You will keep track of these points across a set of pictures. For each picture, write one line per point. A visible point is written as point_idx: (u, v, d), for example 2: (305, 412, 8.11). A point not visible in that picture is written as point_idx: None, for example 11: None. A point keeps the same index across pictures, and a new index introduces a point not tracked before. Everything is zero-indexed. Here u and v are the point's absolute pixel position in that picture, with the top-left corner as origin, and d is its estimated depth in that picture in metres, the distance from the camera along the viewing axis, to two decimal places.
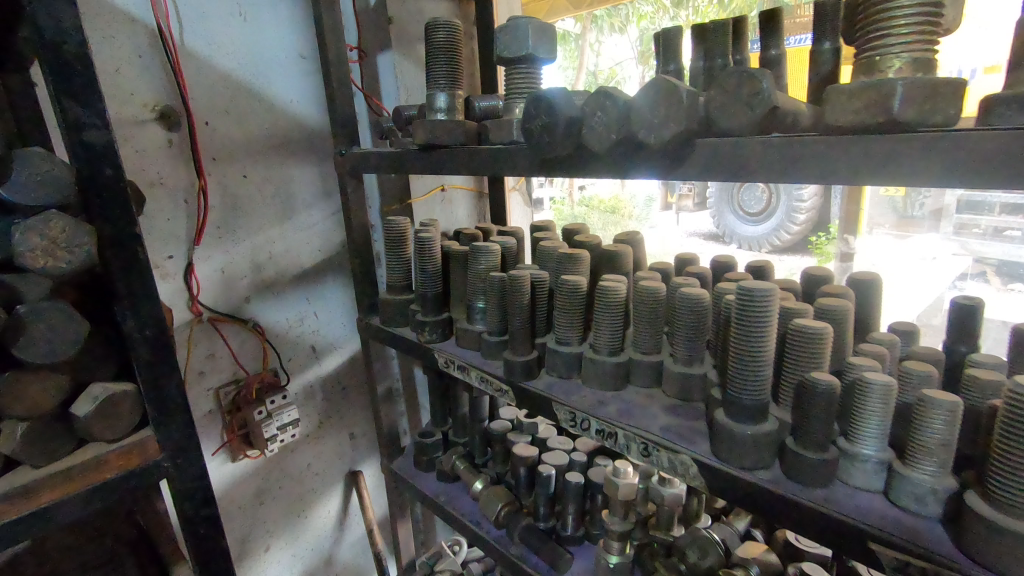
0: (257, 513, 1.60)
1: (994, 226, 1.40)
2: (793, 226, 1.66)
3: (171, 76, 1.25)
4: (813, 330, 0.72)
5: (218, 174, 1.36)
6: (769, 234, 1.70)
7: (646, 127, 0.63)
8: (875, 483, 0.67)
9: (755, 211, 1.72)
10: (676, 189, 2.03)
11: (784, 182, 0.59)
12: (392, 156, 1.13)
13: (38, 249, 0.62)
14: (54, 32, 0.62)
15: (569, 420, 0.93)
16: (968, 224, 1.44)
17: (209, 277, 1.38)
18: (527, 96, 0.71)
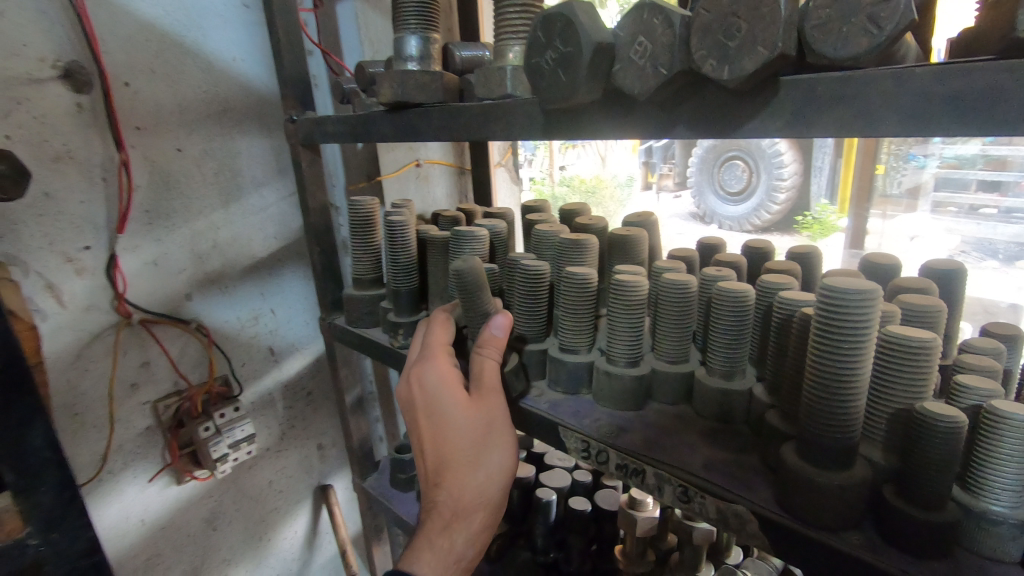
0: (210, 540, 1.39)
1: (969, 204, 1.47)
2: (773, 207, 1.69)
3: (76, 24, 1.00)
4: (918, 342, 0.54)
5: (144, 146, 1.12)
6: (750, 214, 1.73)
7: (716, 56, 0.42)
8: (1013, 554, 0.49)
9: (736, 191, 1.73)
10: (656, 169, 1.99)
11: (932, 136, 0.39)
12: (354, 121, 0.91)
13: None
14: None
15: (581, 450, 0.74)
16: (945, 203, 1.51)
17: (137, 271, 1.14)
18: (538, 18, 0.52)
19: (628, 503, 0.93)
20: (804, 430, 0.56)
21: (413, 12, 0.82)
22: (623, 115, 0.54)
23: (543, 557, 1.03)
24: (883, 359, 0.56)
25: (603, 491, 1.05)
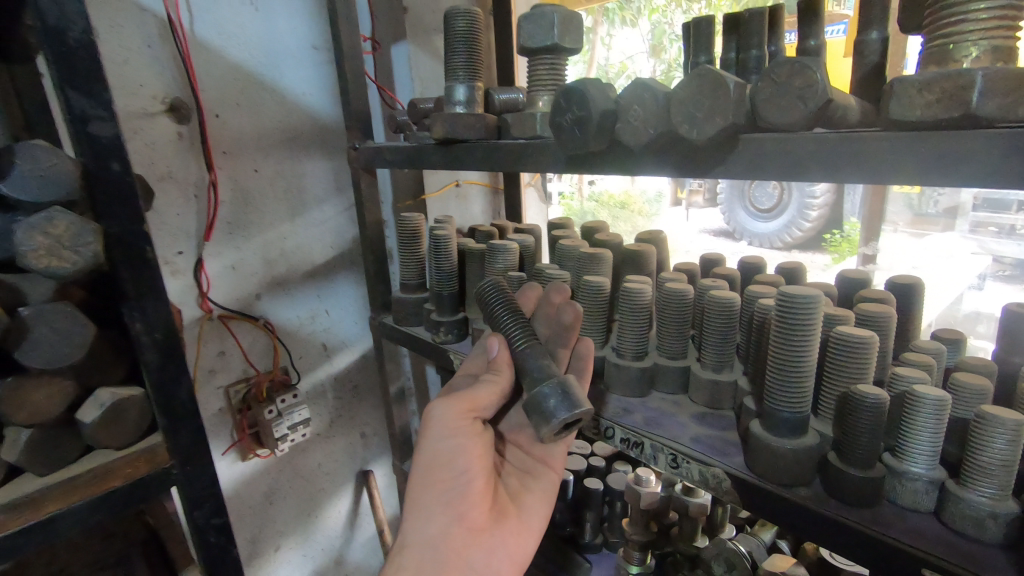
0: (268, 513, 1.57)
1: None
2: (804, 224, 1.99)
3: (181, 67, 1.20)
4: (859, 337, 0.69)
5: (229, 168, 1.31)
6: (781, 230, 2.04)
7: (688, 122, 0.58)
8: (925, 503, 0.63)
9: (765, 208, 2.06)
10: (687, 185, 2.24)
11: (845, 182, 0.53)
12: (408, 151, 1.09)
13: (41, 249, 0.57)
14: (57, 19, 0.58)
15: (592, 427, 0.90)
16: (1013, 221, 1.51)
17: (219, 273, 1.34)
18: (558, 88, 0.69)
19: (634, 481, 1.09)
20: (766, 406, 0.71)
21: (461, 65, 1.00)
22: (627, 157, 0.70)
23: (562, 530, 1.19)
24: (832, 350, 0.72)
25: (615, 473, 1.20)
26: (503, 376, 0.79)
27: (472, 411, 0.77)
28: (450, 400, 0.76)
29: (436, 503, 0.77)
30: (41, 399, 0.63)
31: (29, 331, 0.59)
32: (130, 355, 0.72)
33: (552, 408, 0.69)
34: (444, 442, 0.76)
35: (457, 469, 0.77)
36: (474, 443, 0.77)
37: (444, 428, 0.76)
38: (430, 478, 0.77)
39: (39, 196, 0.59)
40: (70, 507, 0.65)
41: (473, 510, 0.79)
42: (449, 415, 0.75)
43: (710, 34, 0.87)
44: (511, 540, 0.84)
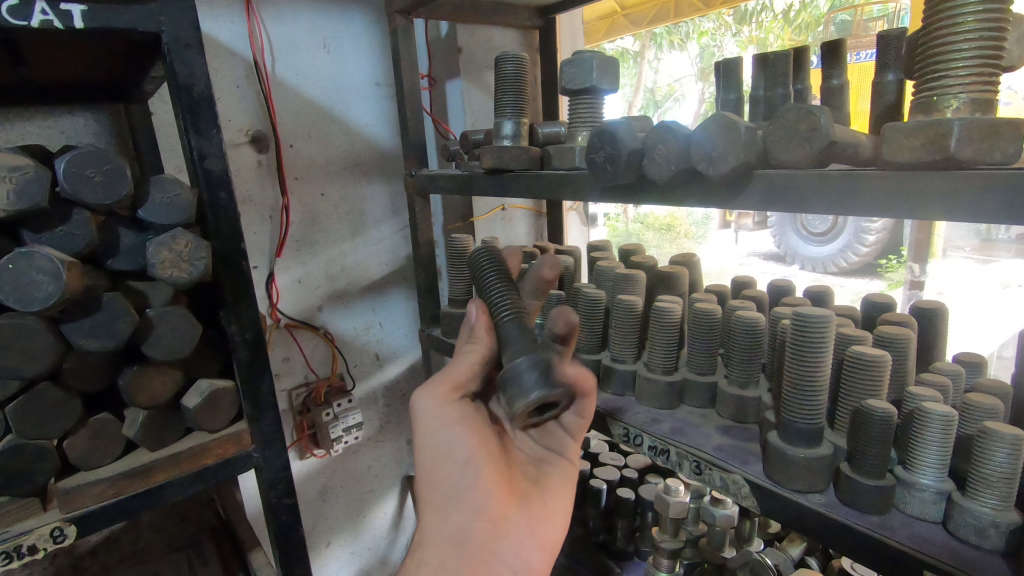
0: (321, 509, 1.69)
1: None
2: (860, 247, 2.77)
3: (263, 103, 1.36)
4: (871, 357, 0.75)
5: (300, 192, 1.46)
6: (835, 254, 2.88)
7: (707, 160, 0.67)
8: (932, 514, 0.67)
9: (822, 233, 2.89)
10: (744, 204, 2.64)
11: (845, 213, 0.60)
12: (461, 178, 1.20)
13: (166, 261, 0.71)
14: (187, 78, 0.72)
15: (623, 435, 0.96)
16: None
17: (288, 286, 1.48)
18: (593, 128, 0.79)
19: (663, 490, 1.13)
20: (783, 417, 0.77)
21: (510, 103, 1.12)
22: (655, 189, 0.78)
23: (595, 536, 1.25)
24: (847, 368, 0.78)
25: (646, 485, 1.25)
26: (482, 341, 0.79)
27: (454, 393, 0.78)
28: (433, 386, 0.78)
29: (447, 499, 0.80)
30: (155, 385, 0.76)
31: (153, 328, 0.72)
32: (223, 353, 0.85)
33: (527, 385, 0.68)
34: (437, 435, 0.78)
35: (457, 461, 0.78)
36: (463, 431, 0.78)
37: (431, 423, 0.78)
38: (434, 476, 0.79)
39: (165, 219, 0.72)
40: (173, 478, 0.77)
41: (490, 504, 0.80)
42: (429, 408, 0.77)
43: (738, 74, 0.95)
44: (537, 527, 0.85)
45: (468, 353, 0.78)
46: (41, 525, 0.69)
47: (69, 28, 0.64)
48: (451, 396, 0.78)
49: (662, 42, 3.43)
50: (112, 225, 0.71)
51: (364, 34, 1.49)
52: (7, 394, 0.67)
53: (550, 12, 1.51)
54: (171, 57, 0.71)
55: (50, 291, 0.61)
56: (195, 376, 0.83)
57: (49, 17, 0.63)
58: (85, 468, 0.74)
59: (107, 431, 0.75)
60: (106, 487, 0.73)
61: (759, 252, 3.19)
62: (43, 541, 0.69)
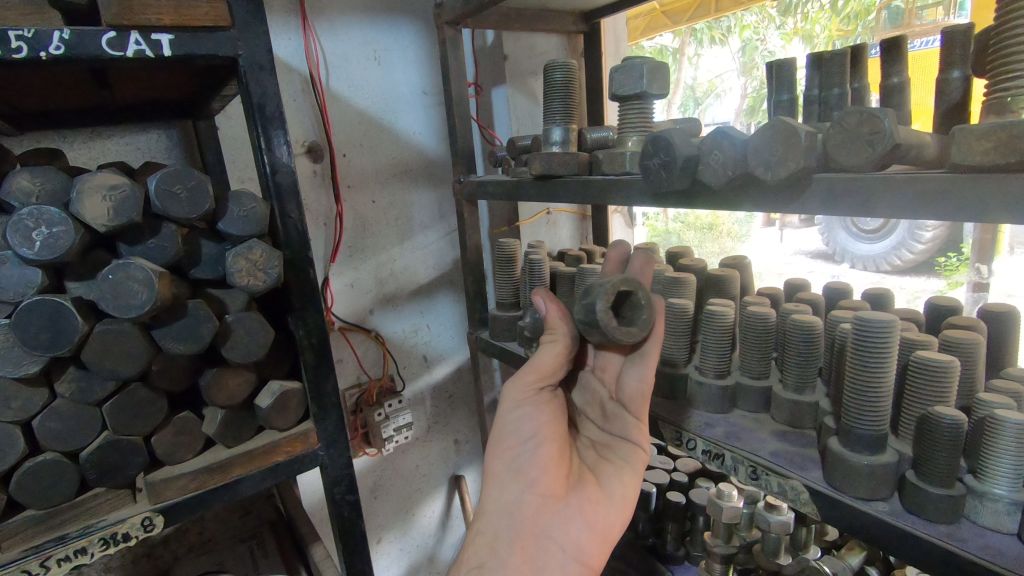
0: (372, 507, 1.73)
1: None
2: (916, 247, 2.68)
3: (319, 115, 1.41)
4: (938, 362, 0.73)
5: (352, 200, 1.51)
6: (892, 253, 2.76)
7: (765, 165, 0.67)
8: (1008, 525, 0.65)
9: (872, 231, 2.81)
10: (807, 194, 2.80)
11: (915, 218, 0.59)
12: (508, 184, 1.22)
13: (243, 270, 0.76)
14: (259, 97, 0.77)
15: (675, 438, 0.97)
16: None
17: (341, 290, 1.53)
18: (647, 136, 0.79)
19: (716, 495, 1.12)
20: (844, 423, 0.76)
21: (558, 110, 1.13)
22: (711, 194, 0.79)
23: (645, 539, 1.25)
24: (912, 374, 0.76)
25: (697, 489, 1.24)
26: (559, 333, 0.86)
27: (538, 380, 0.87)
28: (520, 372, 0.87)
29: (508, 472, 0.85)
30: (232, 386, 0.81)
31: (231, 332, 0.77)
32: (291, 356, 0.90)
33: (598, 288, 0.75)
34: (512, 410, 0.87)
35: (524, 436, 0.86)
36: (534, 408, 0.87)
37: (513, 397, 0.87)
38: (498, 445, 0.87)
39: (242, 231, 0.77)
40: (247, 473, 0.82)
41: (543, 478, 0.83)
42: (516, 387, 0.87)
43: (791, 74, 0.94)
44: (588, 510, 0.84)
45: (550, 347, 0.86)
46: (132, 515, 0.75)
47: (158, 56, 0.70)
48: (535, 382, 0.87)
49: (703, 38, 3.49)
50: (194, 237, 0.77)
51: (412, 45, 1.53)
52: (104, 393, 0.73)
53: (595, 16, 1.52)
54: (246, 79, 0.76)
55: (144, 298, 0.67)
56: (265, 377, 0.87)
57: (142, 47, 0.68)
58: (170, 463, 0.79)
59: (189, 428, 0.80)
60: (189, 480, 0.78)
61: (805, 249, 3.13)
62: (135, 530, 0.75)
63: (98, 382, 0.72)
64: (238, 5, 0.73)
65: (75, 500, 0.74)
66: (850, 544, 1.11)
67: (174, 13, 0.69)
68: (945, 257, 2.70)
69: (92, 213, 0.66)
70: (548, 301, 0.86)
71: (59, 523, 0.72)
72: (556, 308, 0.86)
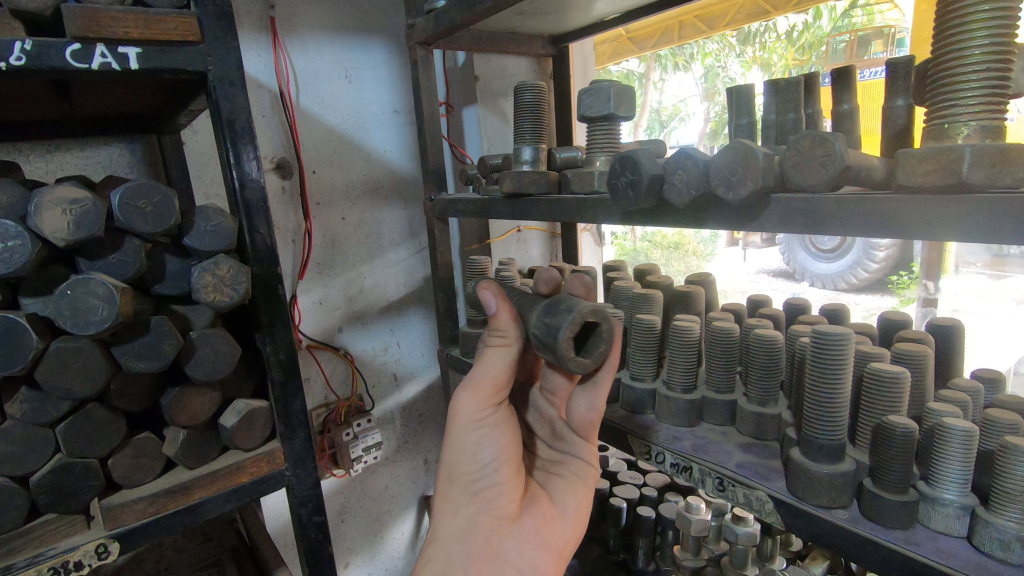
0: (340, 530, 1.68)
1: None
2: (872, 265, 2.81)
3: (288, 131, 1.40)
4: (889, 374, 0.77)
5: (321, 217, 1.49)
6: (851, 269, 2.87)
7: (726, 185, 0.70)
8: (957, 529, 0.68)
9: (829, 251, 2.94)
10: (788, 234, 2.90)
11: (865, 236, 0.62)
12: (478, 202, 1.23)
13: (209, 286, 0.74)
14: (229, 112, 0.77)
15: (644, 453, 0.98)
16: None
17: (309, 308, 1.50)
18: (615, 156, 0.82)
19: (685, 508, 1.14)
20: (805, 434, 0.78)
21: (529, 130, 1.16)
22: (676, 212, 0.82)
23: (616, 555, 1.27)
24: (868, 386, 0.79)
25: (667, 503, 1.26)
26: (511, 336, 0.76)
27: (494, 394, 0.80)
28: (476, 386, 0.79)
29: (465, 493, 0.80)
30: (195, 405, 0.78)
31: (196, 350, 0.75)
32: (257, 374, 0.88)
33: (562, 312, 0.66)
34: (470, 430, 0.79)
35: (483, 460, 0.80)
36: (492, 431, 0.80)
37: (470, 416, 0.79)
38: (453, 468, 0.80)
39: (209, 246, 0.75)
40: (209, 496, 0.80)
41: (502, 501, 0.81)
42: (471, 402, 0.79)
43: (750, 99, 0.98)
44: (544, 530, 0.84)
45: (499, 358, 0.77)
46: (86, 542, 0.71)
47: (125, 70, 0.69)
48: (494, 397, 0.80)
49: (667, 64, 3.71)
50: (159, 252, 0.75)
51: (383, 64, 1.54)
52: (58, 414, 0.70)
53: (563, 40, 1.57)
54: (215, 94, 0.76)
55: (104, 313, 0.65)
56: (231, 396, 0.85)
57: (107, 60, 0.67)
58: (127, 486, 0.76)
59: (148, 449, 0.77)
60: (148, 505, 0.75)
61: (767, 267, 3.26)
62: (88, 557, 0.72)
63: (53, 403, 0.70)
64: (208, 20, 0.73)
65: (23, 528, 0.70)
66: (813, 554, 1.14)
67: (142, 26, 0.69)
68: (897, 274, 2.84)
69: (50, 227, 0.64)
70: (498, 298, 0.74)
71: (6, 553, 0.69)
72: (506, 307, 0.74)
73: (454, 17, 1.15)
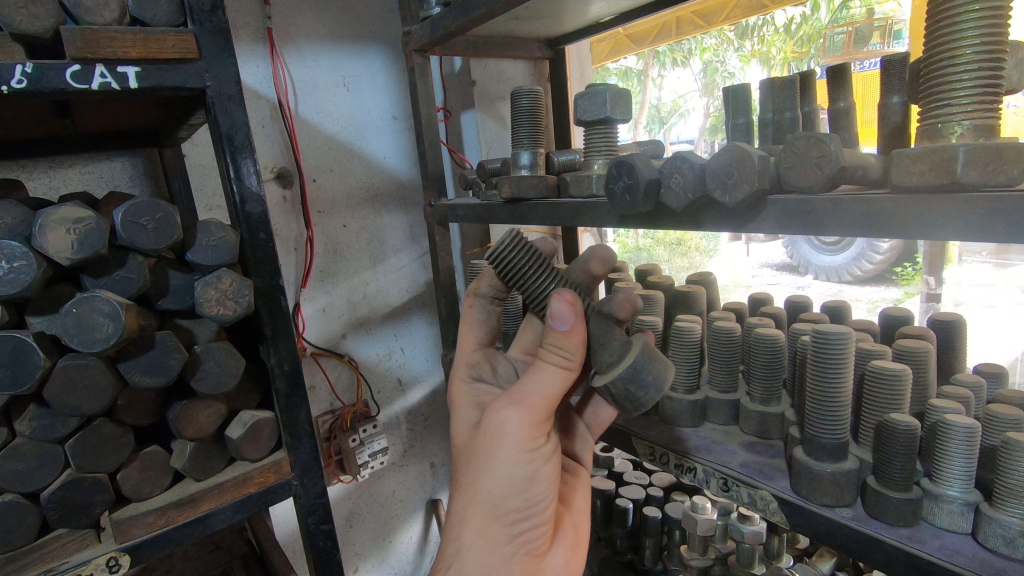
0: (348, 536, 1.69)
1: None
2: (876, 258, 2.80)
3: (287, 141, 1.40)
4: (892, 371, 0.78)
5: (323, 225, 1.50)
6: (855, 263, 2.87)
7: (722, 188, 0.70)
8: (962, 525, 0.69)
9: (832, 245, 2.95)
10: None
11: (860, 235, 0.62)
12: (478, 207, 1.22)
13: (213, 300, 0.75)
14: (227, 127, 0.77)
15: (648, 454, 0.98)
16: None
17: (312, 315, 1.51)
18: (611, 161, 0.82)
19: (691, 508, 1.15)
20: (807, 432, 0.79)
21: (526, 134, 1.16)
22: (674, 215, 0.82)
23: (623, 555, 1.28)
24: (869, 383, 0.80)
25: (672, 502, 1.26)
26: (574, 361, 0.74)
27: (545, 422, 0.75)
28: (530, 411, 0.73)
29: (506, 537, 0.77)
30: (202, 418, 0.79)
31: (200, 364, 0.76)
32: (262, 384, 0.89)
33: (645, 376, 0.74)
34: (518, 462, 0.74)
35: (530, 496, 0.76)
36: (546, 464, 0.76)
37: (520, 449, 0.74)
38: (499, 507, 0.75)
39: (212, 261, 0.76)
40: (216, 507, 0.80)
41: (538, 537, 0.79)
42: (524, 432, 0.73)
43: (747, 98, 0.97)
44: (571, 558, 0.85)
45: (553, 381, 0.74)
46: (97, 555, 0.73)
47: (125, 89, 0.70)
48: (543, 423, 0.75)
49: (666, 60, 3.68)
50: (162, 267, 0.76)
51: (381, 71, 1.54)
52: (67, 430, 0.71)
53: (559, 43, 1.57)
54: (213, 110, 0.76)
55: (110, 331, 0.66)
56: (236, 407, 0.86)
57: (107, 79, 0.68)
58: (136, 499, 0.77)
59: (156, 462, 0.78)
60: (157, 517, 0.76)
61: (771, 263, 3.29)
62: (99, 571, 0.72)
63: (61, 419, 0.71)
64: (205, 37, 0.74)
65: (35, 543, 0.71)
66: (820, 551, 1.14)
67: (139, 46, 0.69)
68: (902, 266, 2.84)
69: (54, 246, 0.65)
70: (575, 320, 0.72)
71: (19, 568, 0.69)
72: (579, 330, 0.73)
73: (449, 24, 1.16)
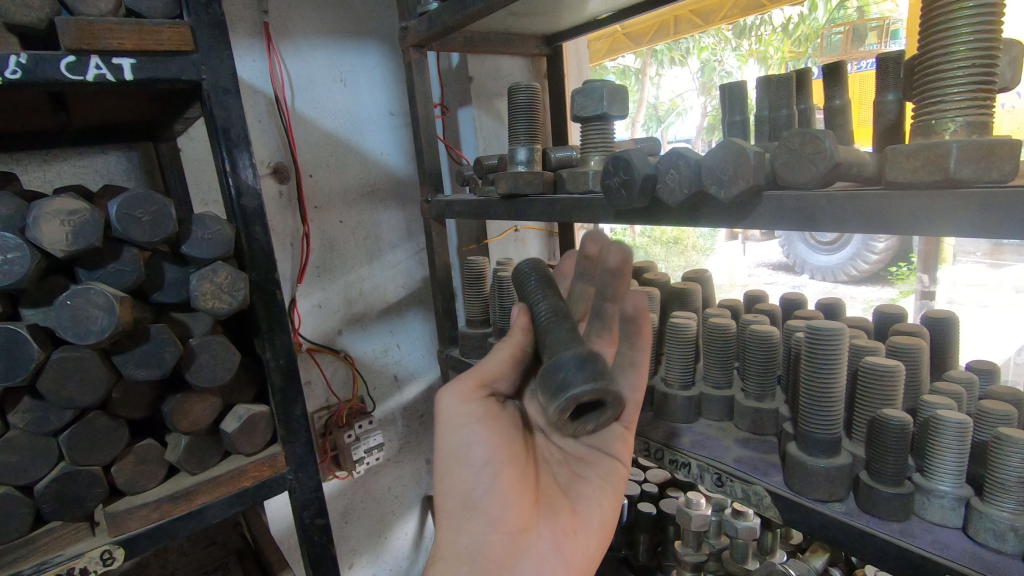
0: (343, 532, 1.69)
1: None
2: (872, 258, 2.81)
3: (284, 136, 1.40)
4: (886, 368, 0.78)
5: (319, 221, 1.50)
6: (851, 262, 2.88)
7: (717, 183, 0.71)
8: (953, 519, 0.69)
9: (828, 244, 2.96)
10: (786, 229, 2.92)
11: (853, 231, 0.63)
12: (474, 203, 1.23)
13: (208, 293, 0.75)
14: (223, 121, 0.77)
15: (643, 449, 0.99)
16: None
17: (308, 311, 1.51)
18: (608, 157, 0.82)
19: (685, 503, 1.15)
20: (801, 428, 0.79)
21: (523, 131, 1.16)
22: (670, 211, 0.82)
23: (618, 551, 1.28)
24: (862, 379, 0.81)
25: (667, 499, 1.27)
26: (515, 339, 0.80)
27: (478, 390, 0.79)
28: (460, 381, 0.79)
29: (462, 509, 0.79)
30: (197, 411, 0.79)
31: (195, 357, 0.76)
32: (257, 379, 0.89)
33: (569, 377, 0.61)
34: (456, 430, 0.78)
35: (475, 465, 0.77)
36: (484, 429, 0.78)
37: (452, 416, 0.78)
38: (447, 478, 0.79)
39: (207, 254, 0.76)
40: (211, 501, 0.80)
41: (507, 515, 0.78)
42: (452, 400, 0.78)
43: (743, 95, 0.98)
44: (563, 544, 0.82)
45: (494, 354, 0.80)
46: (91, 548, 0.72)
47: (120, 80, 0.70)
48: (476, 391, 0.79)
49: (664, 59, 3.69)
50: (157, 261, 0.76)
51: (378, 67, 1.54)
52: (61, 423, 0.71)
53: (556, 40, 1.57)
54: (209, 103, 0.76)
55: (104, 323, 0.66)
56: (232, 401, 0.86)
57: (102, 71, 0.68)
58: (131, 492, 0.77)
59: (151, 456, 0.78)
60: (152, 510, 0.76)
61: (767, 262, 3.30)
62: (94, 563, 0.72)
63: (56, 412, 0.70)
64: (201, 30, 0.74)
65: (29, 536, 0.71)
66: (813, 546, 1.15)
67: (135, 38, 0.69)
68: (897, 265, 2.86)
69: (48, 237, 0.64)
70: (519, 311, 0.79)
71: (12, 561, 0.69)
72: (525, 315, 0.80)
73: (447, 19, 1.15)
